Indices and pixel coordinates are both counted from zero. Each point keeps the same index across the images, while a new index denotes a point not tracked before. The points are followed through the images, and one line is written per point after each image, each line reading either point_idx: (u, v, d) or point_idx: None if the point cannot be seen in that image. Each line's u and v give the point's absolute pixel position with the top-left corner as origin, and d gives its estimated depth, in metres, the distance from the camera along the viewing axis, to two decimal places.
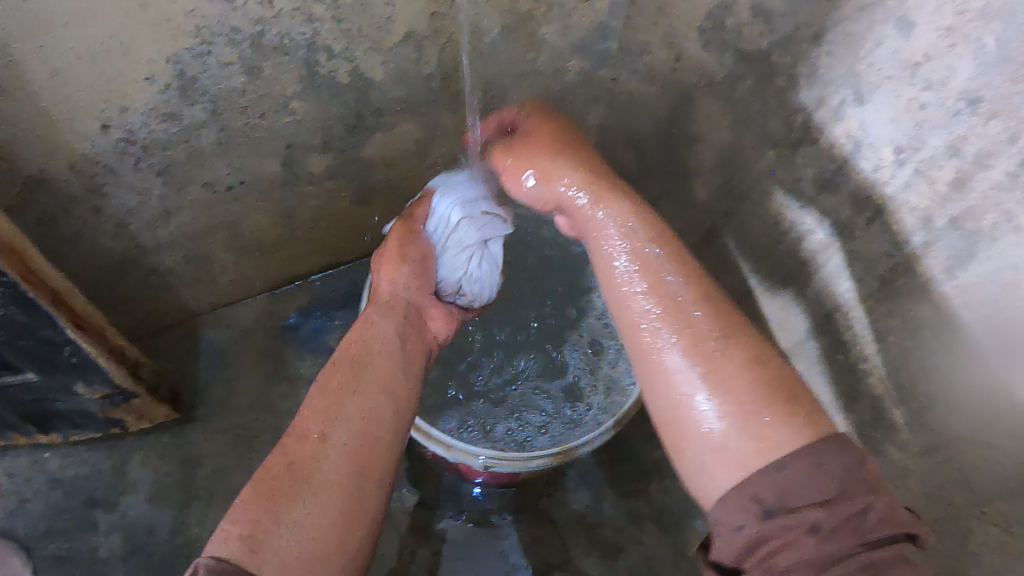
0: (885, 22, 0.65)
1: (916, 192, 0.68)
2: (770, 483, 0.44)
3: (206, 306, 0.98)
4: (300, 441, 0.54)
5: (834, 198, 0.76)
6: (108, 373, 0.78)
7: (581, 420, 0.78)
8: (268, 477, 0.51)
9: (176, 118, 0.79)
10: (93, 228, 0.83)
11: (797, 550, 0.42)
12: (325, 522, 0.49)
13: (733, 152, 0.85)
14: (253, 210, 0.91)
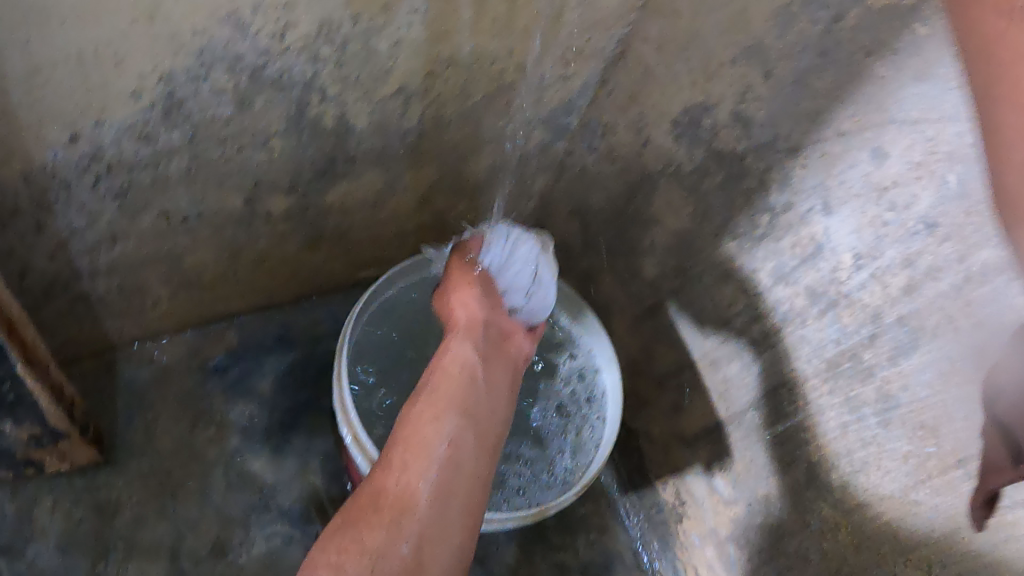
0: (861, 148, 0.70)
1: (870, 292, 0.74)
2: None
3: (127, 339, 0.89)
4: (387, 472, 0.57)
5: (789, 288, 0.81)
6: (43, 411, 0.67)
7: (553, 481, 0.82)
8: (358, 509, 0.54)
9: (152, 140, 0.72)
10: (30, 245, 0.73)
11: None
12: (420, 557, 0.52)
13: (688, 239, 0.90)
14: (201, 244, 0.84)
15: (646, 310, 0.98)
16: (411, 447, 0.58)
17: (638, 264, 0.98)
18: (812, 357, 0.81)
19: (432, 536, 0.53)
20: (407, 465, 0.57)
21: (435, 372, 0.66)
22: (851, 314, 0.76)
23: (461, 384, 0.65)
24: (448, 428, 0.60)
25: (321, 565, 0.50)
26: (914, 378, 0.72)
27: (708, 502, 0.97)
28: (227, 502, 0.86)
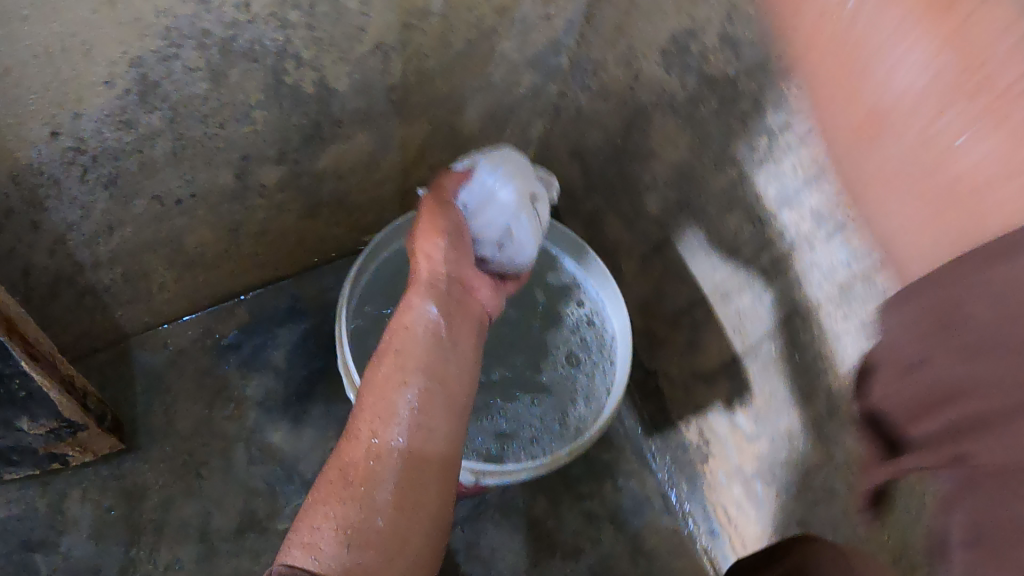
0: (854, 55, 0.62)
1: (878, 211, 0.67)
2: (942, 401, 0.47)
3: (139, 326, 0.91)
4: (357, 439, 0.56)
5: (792, 214, 0.76)
6: (55, 405, 0.69)
7: (567, 429, 0.80)
8: (333, 478, 0.55)
9: (131, 126, 0.73)
10: (29, 244, 0.74)
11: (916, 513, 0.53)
12: (396, 523, 0.52)
13: (688, 170, 0.88)
14: (198, 224, 0.85)
15: (653, 247, 0.95)
16: (383, 409, 0.57)
17: (641, 201, 0.96)
18: (813, 290, 0.75)
19: (407, 499, 0.54)
20: (379, 432, 0.56)
21: (403, 326, 0.63)
22: (856, 238, 0.69)
23: (429, 339, 0.62)
24: (419, 387, 0.59)
25: (294, 546, 0.51)
26: None
27: (732, 440, 0.94)
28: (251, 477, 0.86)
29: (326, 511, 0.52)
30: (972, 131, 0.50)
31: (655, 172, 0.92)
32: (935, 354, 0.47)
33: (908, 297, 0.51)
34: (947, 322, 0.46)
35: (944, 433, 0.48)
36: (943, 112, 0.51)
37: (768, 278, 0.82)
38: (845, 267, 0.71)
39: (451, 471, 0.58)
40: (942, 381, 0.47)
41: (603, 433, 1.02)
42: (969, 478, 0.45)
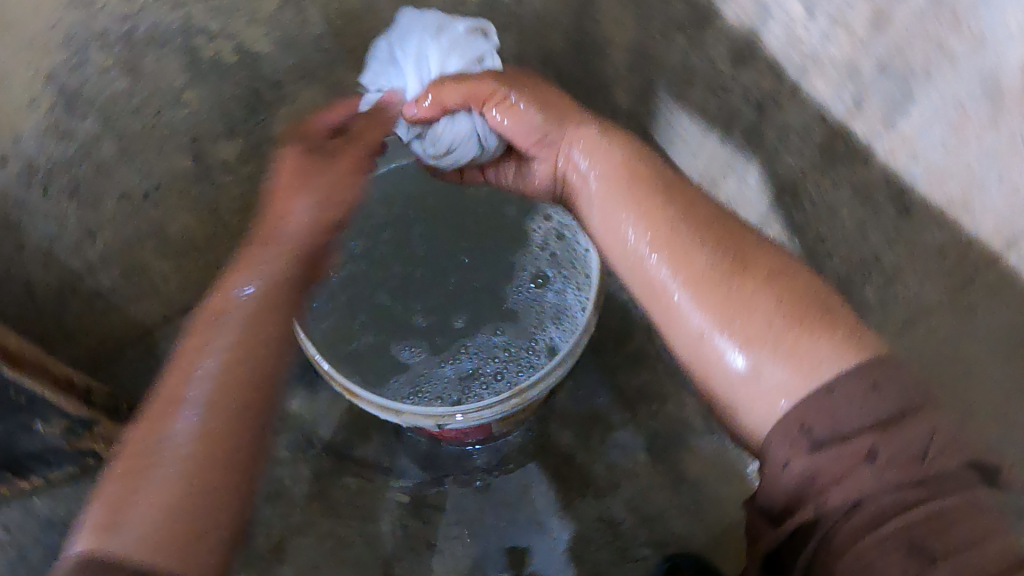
0: None
1: (835, 42, 0.61)
2: (816, 411, 0.43)
3: (160, 317, 0.97)
4: (183, 377, 0.54)
5: (752, 71, 0.69)
6: (61, 407, 0.79)
7: (540, 354, 0.76)
8: (143, 429, 0.51)
9: (71, 136, 0.77)
10: (21, 261, 0.81)
11: (853, 482, 0.41)
12: (199, 442, 0.49)
13: (643, 49, 0.78)
14: (177, 211, 0.89)
15: (634, 145, 0.86)
16: (197, 356, 0.55)
17: (613, 95, 0.87)
18: (802, 145, 0.69)
19: (223, 416, 0.51)
20: (192, 369, 0.54)
21: (241, 267, 0.62)
22: (824, 76, 0.63)
23: (257, 276, 0.60)
24: (236, 323, 0.57)
25: (88, 529, 0.46)
26: (921, 134, 0.59)
27: None
28: (273, 444, 0.89)
29: (126, 465, 0.49)
30: (718, 310, 0.51)
31: (615, 60, 0.83)
32: (798, 355, 0.46)
33: (716, 363, 0.50)
34: (797, 332, 0.47)
35: (837, 470, 0.42)
36: (703, 283, 0.52)
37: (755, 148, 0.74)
38: (820, 120, 0.67)
39: (268, 387, 0.54)
40: (829, 409, 0.43)
41: (634, 352, 0.94)
42: (859, 481, 0.41)
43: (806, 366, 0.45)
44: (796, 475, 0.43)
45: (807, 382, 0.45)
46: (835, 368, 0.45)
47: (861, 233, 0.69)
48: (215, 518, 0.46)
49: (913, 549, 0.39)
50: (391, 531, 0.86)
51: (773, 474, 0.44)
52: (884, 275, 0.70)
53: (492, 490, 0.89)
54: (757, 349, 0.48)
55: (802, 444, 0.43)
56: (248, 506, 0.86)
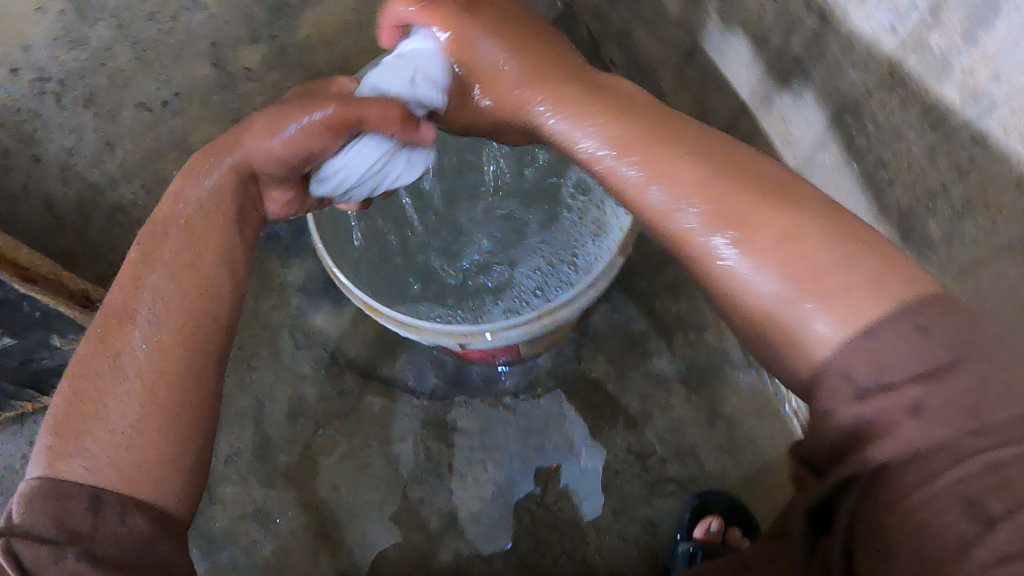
0: None
1: None
2: (864, 357, 0.33)
3: None
4: (138, 272, 0.50)
5: None
6: (76, 320, 0.77)
7: (576, 268, 0.69)
8: (101, 329, 0.48)
9: (82, 43, 0.71)
10: (40, 176, 0.79)
11: (898, 429, 0.33)
12: (157, 356, 0.47)
13: None
14: (197, 121, 0.85)
15: (682, 55, 0.79)
16: (176, 205, 0.52)
17: None
18: (870, 59, 0.62)
19: (180, 327, 0.49)
20: (141, 271, 0.50)
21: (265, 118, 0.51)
22: None
23: (262, 142, 0.52)
24: (213, 180, 0.52)
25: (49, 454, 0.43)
26: (1000, 57, 0.52)
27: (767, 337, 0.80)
28: (299, 362, 0.89)
29: (80, 363, 0.47)
30: (727, 172, 0.41)
31: None
32: (744, 232, 0.38)
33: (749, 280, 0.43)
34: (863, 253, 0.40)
35: (883, 426, 0.32)
36: (660, 138, 0.44)
37: (808, 67, 0.68)
38: (889, 30, 0.59)
39: (211, 296, 0.51)
40: (781, 262, 0.37)
41: (672, 278, 0.90)
42: (908, 435, 0.32)
43: (773, 266, 0.37)
44: (842, 425, 0.34)
45: (736, 233, 0.39)
46: (848, 308, 0.35)
47: (930, 159, 0.62)
48: (180, 442, 0.45)
49: (971, 513, 0.30)
50: (417, 456, 0.86)
51: (815, 423, 0.36)
52: (952, 208, 0.62)
53: (517, 415, 0.87)
54: (712, 196, 0.40)
55: (845, 393, 0.34)
56: (276, 429, 0.87)
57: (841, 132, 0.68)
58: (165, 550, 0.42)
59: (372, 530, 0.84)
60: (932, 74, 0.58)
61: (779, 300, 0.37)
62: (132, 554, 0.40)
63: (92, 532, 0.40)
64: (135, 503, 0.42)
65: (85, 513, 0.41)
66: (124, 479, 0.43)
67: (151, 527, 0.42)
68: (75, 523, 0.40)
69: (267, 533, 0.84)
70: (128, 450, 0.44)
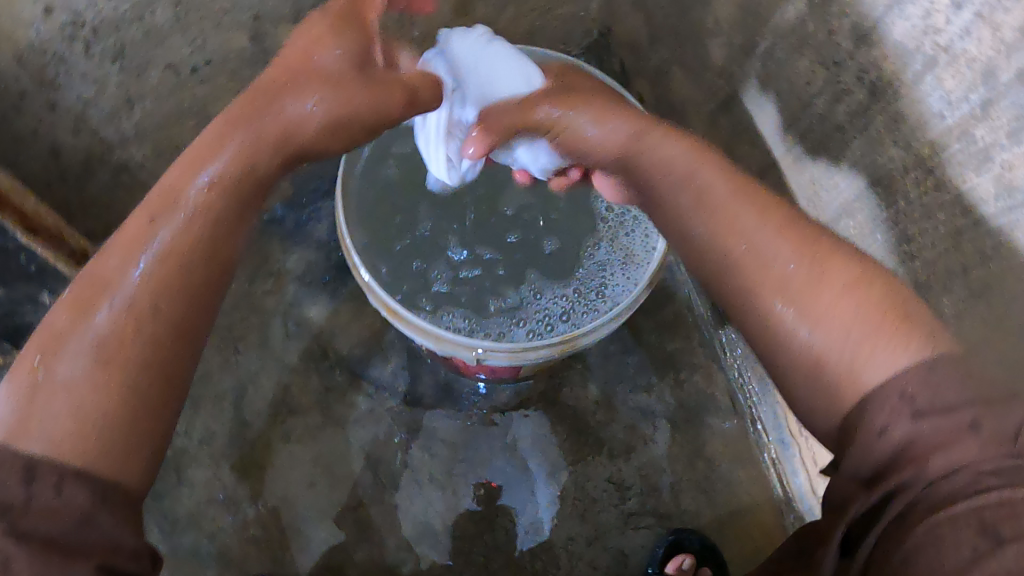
0: None
1: (976, 39, 0.56)
2: (921, 382, 0.42)
3: None
4: (134, 235, 0.47)
5: (873, 50, 0.65)
6: (72, 281, 0.75)
7: (602, 298, 0.73)
8: (74, 304, 0.45)
9: None
10: (50, 123, 0.74)
11: (957, 451, 0.40)
12: (113, 347, 0.44)
13: (756, 5, 0.74)
14: (222, 94, 0.82)
15: (719, 104, 0.86)
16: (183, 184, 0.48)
17: (706, 48, 0.84)
18: (911, 138, 0.65)
19: (156, 305, 0.46)
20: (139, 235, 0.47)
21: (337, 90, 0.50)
22: (954, 75, 0.59)
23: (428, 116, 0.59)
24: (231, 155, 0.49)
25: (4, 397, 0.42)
26: None
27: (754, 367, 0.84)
28: (285, 351, 0.88)
29: (49, 332, 0.44)
30: (803, 251, 0.49)
31: (720, 12, 0.78)
32: (815, 312, 0.47)
33: (791, 335, 0.48)
34: (885, 322, 0.45)
35: (939, 440, 0.40)
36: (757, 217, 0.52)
37: (845, 136, 0.71)
38: (937, 116, 0.62)
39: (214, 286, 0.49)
40: (838, 323, 0.46)
41: (670, 317, 0.93)
42: (963, 451, 0.39)
43: (832, 328, 0.46)
44: (892, 443, 0.42)
45: (789, 299, 0.48)
46: (890, 365, 0.44)
47: (952, 243, 0.64)
48: (134, 418, 0.43)
49: (984, 531, 0.37)
50: (400, 464, 0.85)
51: (864, 442, 0.43)
52: (968, 289, 0.65)
53: (504, 433, 0.87)
54: (781, 280, 0.49)
55: (904, 409, 0.42)
56: (255, 417, 0.86)
57: (872, 200, 0.71)
58: (106, 519, 0.40)
59: (343, 533, 0.82)
60: (972, 165, 0.60)
61: (856, 348, 0.45)
62: (60, 530, 0.38)
63: (25, 501, 0.38)
64: (73, 472, 0.40)
65: (17, 476, 0.39)
66: (73, 454, 0.41)
67: (90, 500, 0.40)
68: (5, 492, 0.38)
69: (234, 521, 0.82)
70: (75, 424, 0.41)
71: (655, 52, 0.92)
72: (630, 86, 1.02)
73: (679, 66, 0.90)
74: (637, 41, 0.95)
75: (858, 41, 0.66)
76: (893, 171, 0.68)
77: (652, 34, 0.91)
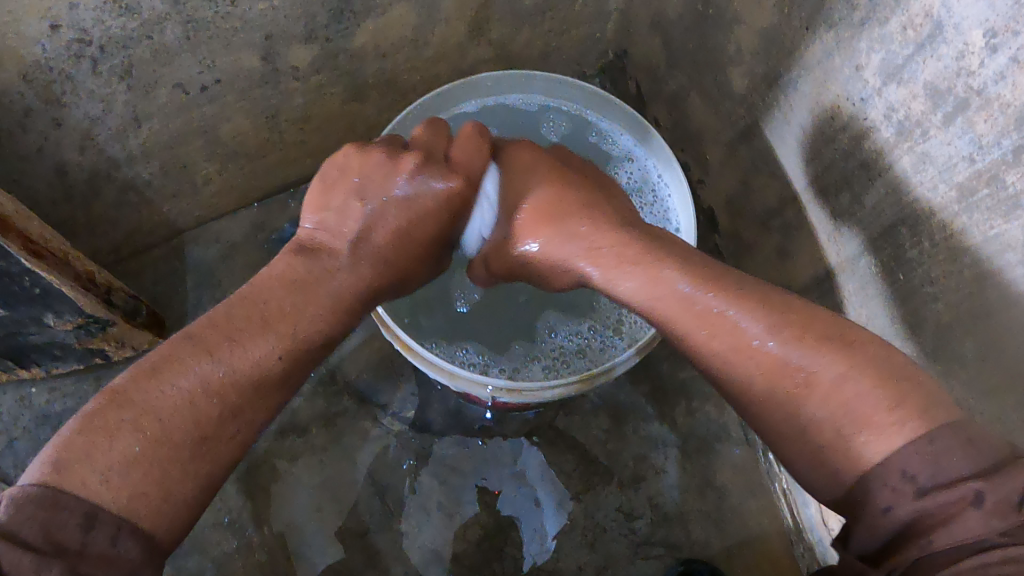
0: None
1: (1011, 84, 0.53)
2: (923, 459, 0.41)
3: (192, 221, 0.94)
4: (223, 335, 0.50)
5: (904, 89, 0.63)
6: (77, 303, 0.73)
7: (619, 335, 0.72)
8: (152, 369, 0.48)
9: (135, 12, 0.63)
10: (56, 140, 0.72)
11: (961, 525, 0.38)
12: (190, 414, 0.47)
13: (780, 36, 0.72)
14: (232, 113, 0.80)
15: (738, 133, 0.85)
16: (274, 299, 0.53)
17: (726, 75, 0.82)
18: (939, 180, 0.62)
19: (234, 396, 0.49)
20: (232, 337, 0.50)
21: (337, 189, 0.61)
22: (987, 119, 0.57)
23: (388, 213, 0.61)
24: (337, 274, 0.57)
25: (72, 449, 0.43)
26: None
27: None
28: None
29: (118, 392, 0.46)
30: (805, 335, 0.48)
31: (741, 40, 0.77)
32: (835, 396, 0.45)
33: (815, 427, 0.46)
34: (892, 399, 0.44)
35: (944, 515, 0.39)
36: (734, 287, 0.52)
37: (869, 173, 0.69)
38: (967, 160, 0.59)
39: (284, 387, 0.53)
40: (847, 409, 0.45)
41: None
42: (968, 527, 0.38)
43: (845, 418, 0.45)
44: (897, 520, 0.40)
45: (806, 385, 0.47)
46: (902, 440, 0.42)
47: (977, 287, 0.62)
48: (196, 486, 0.47)
49: None
50: (407, 490, 0.84)
51: (870, 519, 0.42)
52: (993, 334, 0.61)
53: (514, 460, 0.86)
54: (795, 368, 0.48)
55: (909, 489, 0.41)
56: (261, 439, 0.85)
57: (894, 241, 0.69)
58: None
59: (348, 560, 0.81)
60: (1001, 210, 0.57)
61: (865, 437, 0.43)
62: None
63: (80, 548, 0.40)
64: (128, 527, 0.43)
65: (77, 521, 0.41)
66: (130, 507, 0.43)
67: (139, 556, 0.43)
68: (65, 536, 0.40)
69: (238, 545, 0.81)
70: (140, 477, 0.44)
71: (673, 77, 0.90)
72: (645, 110, 1.00)
73: (698, 92, 0.88)
74: (654, 64, 0.94)
75: (886, 80, 0.64)
76: (917, 212, 0.66)
77: (670, 59, 0.90)
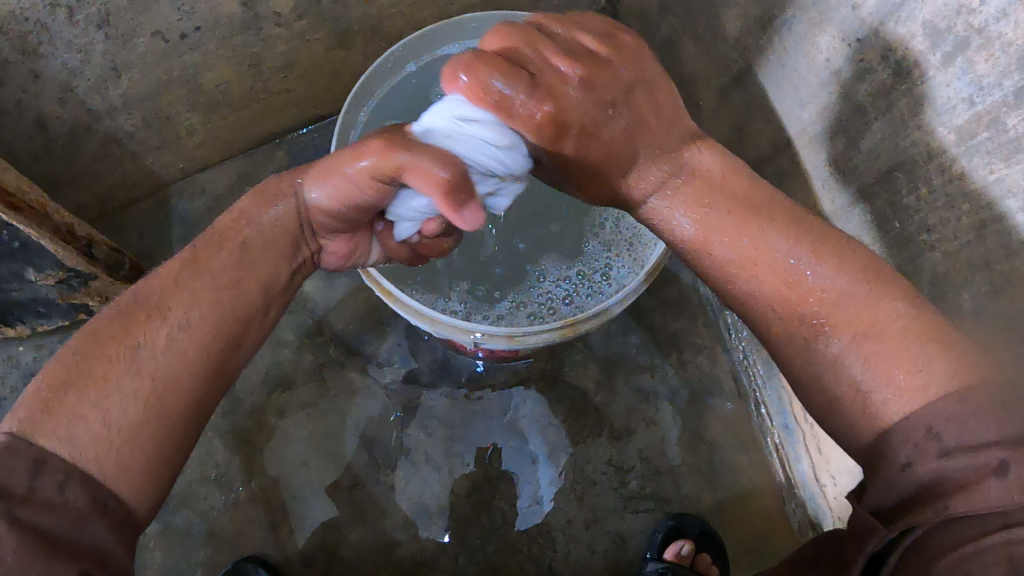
0: None
1: (1015, 21, 0.51)
2: (948, 418, 0.39)
3: (177, 174, 0.92)
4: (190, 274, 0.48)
5: (902, 28, 0.60)
6: (58, 257, 0.72)
7: (608, 282, 0.71)
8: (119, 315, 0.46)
9: None
10: (35, 93, 0.71)
11: (982, 492, 0.36)
12: (162, 362, 0.45)
13: None
14: (213, 63, 0.79)
15: (733, 77, 0.82)
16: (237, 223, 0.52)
17: (720, 16, 0.80)
18: (939, 123, 0.60)
19: (203, 341, 0.47)
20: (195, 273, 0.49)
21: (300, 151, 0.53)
22: (988, 59, 0.54)
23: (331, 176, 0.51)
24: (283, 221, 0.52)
25: (35, 401, 0.42)
26: None
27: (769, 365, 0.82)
28: (281, 328, 0.87)
29: (85, 338, 0.45)
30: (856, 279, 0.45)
31: None
32: (880, 347, 0.43)
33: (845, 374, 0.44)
34: (929, 348, 0.42)
35: (963, 480, 0.37)
36: (766, 229, 0.49)
37: (865, 117, 0.67)
38: (967, 102, 0.56)
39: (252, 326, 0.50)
40: (884, 359, 0.43)
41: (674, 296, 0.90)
42: (989, 496, 0.36)
43: (881, 369, 0.42)
44: (916, 479, 0.39)
45: (852, 334, 0.44)
46: (926, 393, 0.40)
47: (976, 236, 0.59)
48: (170, 437, 0.44)
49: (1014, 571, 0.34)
50: (395, 442, 0.84)
51: (887, 476, 0.40)
52: (989, 285, 0.59)
53: (503, 411, 0.86)
54: (846, 314, 0.45)
55: (930, 448, 0.39)
56: (248, 394, 0.84)
57: (891, 187, 0.67)
58: (98, 530, 0.40)
59: (337, 513, 0.82)
60: (999, 154, 0.55)
61: (898, 390, 0.41)
62: (61, 527, 0.38)
63: (25, 493, 0.38)
64: (80, 474, 0.40)
65: (23, 464, 0.39)
66: (100, 460, 0.41)
67: (90, 504, 0.40)
68: (12, 479, 0.38)
69: (227, 500, 0.81)
70: (107, 428, 0.42)
71: (666, 20, 0.88)
72: None
73: (691, 35, 0.86)
74: (647, 7, 0.91)
75: (884, 18, 0.61)
76: (915, 158, 0.63)
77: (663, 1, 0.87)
